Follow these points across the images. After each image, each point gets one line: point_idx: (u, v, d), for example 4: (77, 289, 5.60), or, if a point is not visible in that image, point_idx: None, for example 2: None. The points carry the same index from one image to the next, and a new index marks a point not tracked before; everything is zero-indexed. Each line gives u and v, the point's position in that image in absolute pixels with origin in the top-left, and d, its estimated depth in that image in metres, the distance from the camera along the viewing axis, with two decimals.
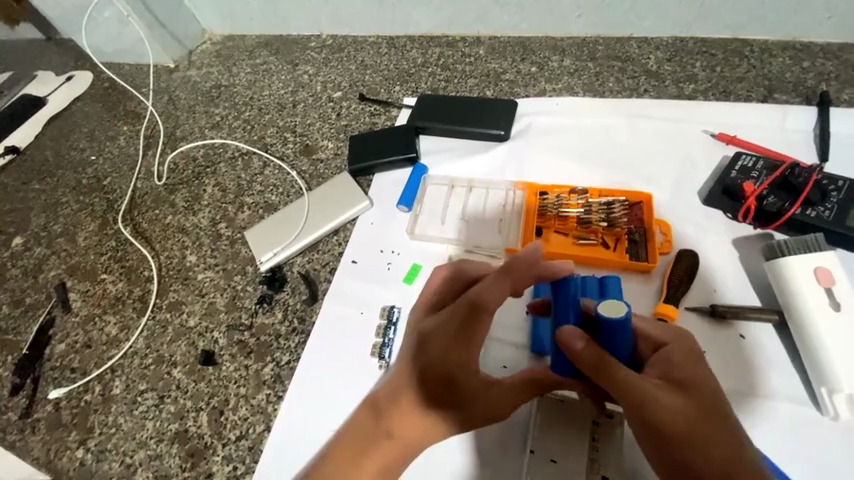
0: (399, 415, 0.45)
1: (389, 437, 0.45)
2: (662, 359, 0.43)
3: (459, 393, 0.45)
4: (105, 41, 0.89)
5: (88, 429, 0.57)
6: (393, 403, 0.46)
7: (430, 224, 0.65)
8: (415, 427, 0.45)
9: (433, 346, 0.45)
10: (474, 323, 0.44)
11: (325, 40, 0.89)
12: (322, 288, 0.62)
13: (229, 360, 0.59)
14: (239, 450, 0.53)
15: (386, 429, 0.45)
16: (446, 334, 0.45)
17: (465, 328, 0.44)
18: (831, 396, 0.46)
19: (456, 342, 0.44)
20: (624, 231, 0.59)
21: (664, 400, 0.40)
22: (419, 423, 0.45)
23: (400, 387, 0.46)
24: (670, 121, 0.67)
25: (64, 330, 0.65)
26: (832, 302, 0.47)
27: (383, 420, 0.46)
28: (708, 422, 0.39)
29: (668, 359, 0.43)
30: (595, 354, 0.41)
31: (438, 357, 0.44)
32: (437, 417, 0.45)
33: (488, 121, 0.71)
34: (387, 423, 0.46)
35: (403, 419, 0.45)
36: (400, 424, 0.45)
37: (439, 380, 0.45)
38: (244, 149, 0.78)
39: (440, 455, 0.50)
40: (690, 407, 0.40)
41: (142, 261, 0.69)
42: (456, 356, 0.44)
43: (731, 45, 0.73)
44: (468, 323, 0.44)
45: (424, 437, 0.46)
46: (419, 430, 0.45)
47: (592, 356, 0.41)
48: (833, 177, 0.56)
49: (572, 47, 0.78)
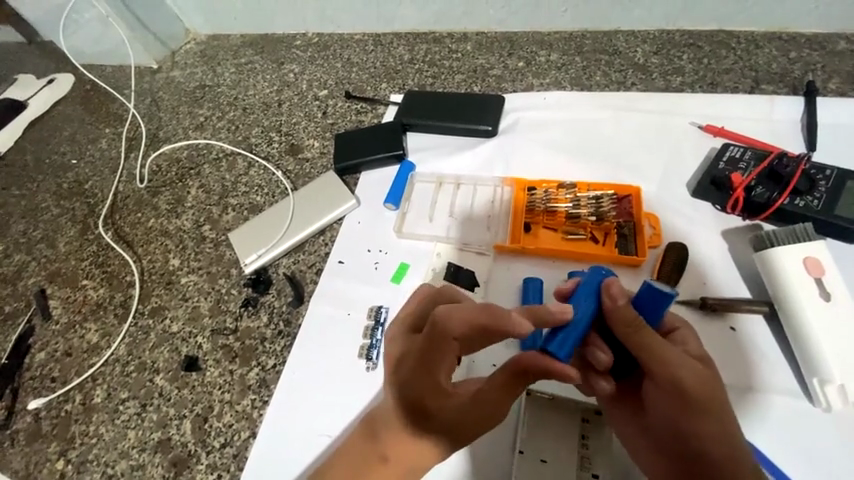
0: (393, 436, 0.43)
1: (386, 460, 0.43)
2: (682, 340, 0.44)
3: (440, 418, 0.42)
4: (87, 43, 0.88)
5: (68, 440, 0.55)
6: (385, 419, 0.43)
7: (418, 223, 0.64)
8: (408, 444, 0.43)
9: (404, 369, 0.42)
10: (437, 351, 0.42)
11: (311, 38, 0.88)
12: (308, 290, 0.61)
13: (214, 365, 0.58)
14: (224, 458, 0.52)
15: (383, 452, 0.43)
16: (412, 355, 0.42)
17: (432, 348, 0.42)
18: (822, 387, 0.46)
19: (424, 364, 0.42)
20: (613, 225, 0.58)
21: (682, 372, 0.40)
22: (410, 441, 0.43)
23: (391, 405, 0.44)
24: (658, 114, 0.66)
25: (45, 338, 0.63)
26: (822, 292, 0.47)
27: (379, 440, 0.43)
28: (718, 408, 0.40)
29: (687, 341, 0.44)
30: (634, 318, 0.40)
31: (411, 380, 0.42)
32: (427, 439, 0.43)
33: (475, 117, 0.70)
34: (383, 445, 0.43)
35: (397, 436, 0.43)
36: (395, 445, 0.43)
37: (415, 405, 0.42)
38: (228, 149, 0.77)
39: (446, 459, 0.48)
40: (699, 380, 0.40)
41: (124, 266, 0.67)
42: (427, 380, 0.42)
43: (717, 37, 0.72)
44: (430, 351, 0.42)
45: (420, 457, 0.43)
46: (414, 452, 0.43)
47: (629, 318, 0.40)
48: (821, 167, 0.55)
49: (559, 41, 0.77)
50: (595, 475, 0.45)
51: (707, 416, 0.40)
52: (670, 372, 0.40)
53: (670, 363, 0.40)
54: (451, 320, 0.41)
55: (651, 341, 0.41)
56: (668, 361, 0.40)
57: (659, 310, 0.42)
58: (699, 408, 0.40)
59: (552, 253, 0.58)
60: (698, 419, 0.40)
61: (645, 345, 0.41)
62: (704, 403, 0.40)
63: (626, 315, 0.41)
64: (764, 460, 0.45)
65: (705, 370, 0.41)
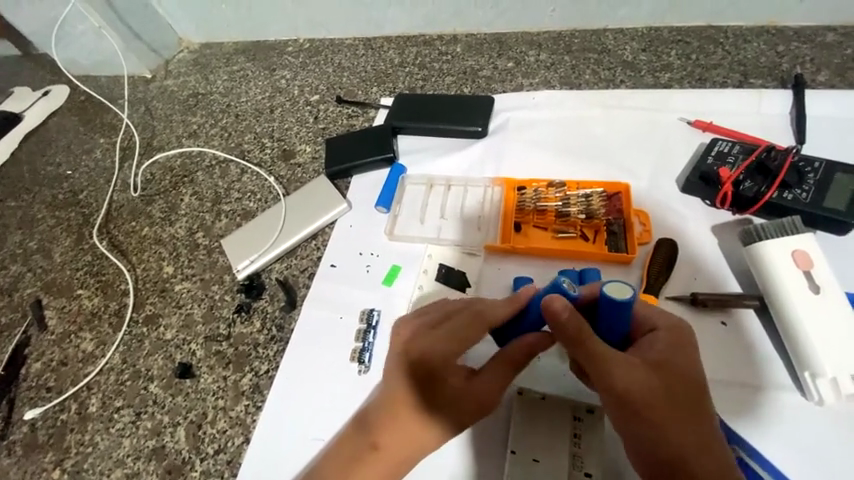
0: (383, 423, 0.45)
1: (375, 448, 0.44)
2: (652, 341, 0.42)
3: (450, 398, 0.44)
4: (81, 54, 0.88)
5: (64, 450, 0.56)
6: (374, 412, 0.46)
7: (409, 225, 0.64)
8: (397, 428, 0.44)
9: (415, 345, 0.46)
10: (474, 330, 0.47)
11: (302, 44, 0.88)
12: (300, 294, 0.61)
13: (207, 371, 0.58)
14: (218, 464, 0.52)
15: (373, 439, 0.45)
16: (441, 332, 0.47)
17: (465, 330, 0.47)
18: (815, 380, 0.46)
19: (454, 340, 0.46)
20: (603, 222, 0.58)
21: (620, 375, 0.39)
22: (399, 424, 0.44)
23: (383, 394, 0.46)
24: (647, 111, 0.66)
25: (40, 348, 0.63)
26: (811, 284, 0.47)
27: (370, 429, 0.45)
28: (659, 411, 0.39)
29: (657, 343, 0.42)
30: (576, 326, 0.39)
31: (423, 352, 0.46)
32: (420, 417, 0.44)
33: (465, 118, 0.70)
34: (374, 434, 0.45)
35: (385, 426, 0.45)
36: (385, 431, 0.45)
37: (426, 376, 0.45)
38: (221, 156, 0.77)
39: (439, 458, 0.49)
40: (642, 383, 0.39)
41: (119, 275, 0.68)
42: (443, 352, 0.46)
43: (706, 32, 0.72)
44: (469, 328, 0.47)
45: (410, 434, 0.44)
46: (402, 435, 0.44)
47: (573, 329, 0.39)
48: (809, 160, 0.55)
49: (548, 41, 0.77)
50: (588, 474, 0.45)
51: (666, 428, 0.38)
52: (622, 382, 0.39)
53: (607, 368, 0.39)
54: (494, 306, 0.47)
55: (602, 351, 0.39)
56: (606, 366, 0.39)
57: (616, 314, 0.40)
58: (640, 410, 0.39)
59: (543, 252, 0.57)
60: (639, 423, 0.39)
61: (590, 348, 0.39)
62: (646, 407, 0.39)
63: (569, 330, 0.39)
64: (757, 456, 0.45)
65: (661, 379, 0.40)
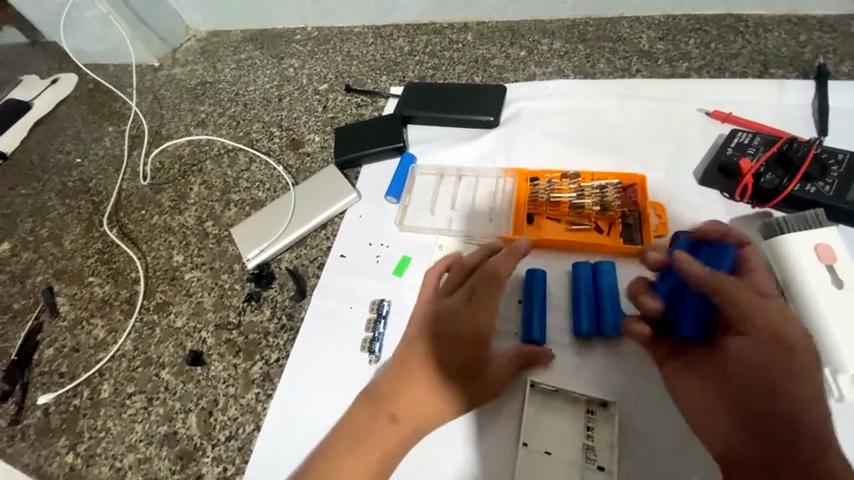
0: (397, 395, 0.48)
1: (393, 419, 0.48)
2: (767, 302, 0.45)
3: (472, 363, 0.49)
4: (89, 42, 0.88)
5: (76, 435, 0.56)
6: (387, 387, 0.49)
7: (419, 215, 0.63)
8: (412, 398, 0.48)
9: (441, 315, 0.52)
10: (487, 293, 0.52)
11: (311, 32, 0.87)
12: (311, 283, 0.61)
13: (218, 359, 0.58)
14: (229, 450, 0.52)
15: (391, 410, 0.48)
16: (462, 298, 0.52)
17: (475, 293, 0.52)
18: (835, 376, 0.45)
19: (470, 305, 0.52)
20: (617, 214, 0.57)
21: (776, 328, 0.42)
22: (419, 394, 0.48)
23: (407, 364, 0.50)
24: (664, 101, 0.65)
25: (52, 334, 0.63)
26: (834, 279, 0.45)
27: (386, 402, 0.48)
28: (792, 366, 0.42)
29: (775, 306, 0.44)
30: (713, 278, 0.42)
31: (452, 321, 0.51)
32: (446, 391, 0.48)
33: (477, 107, 0.69)
34: (390, 404, 0.48)
35: (399, 398, 0.48)
36: (402, 402, 0.48)
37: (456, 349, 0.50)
38: (229, 145, 0.76)
39: (450, 449, 0.48)
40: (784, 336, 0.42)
41: (129, 263, 0.67)
42: (469, 324, 0.51)
43: (724, 21, 0.71)
44: (479, 293, 0.52)
45: (431, 407, 0.48)
46: (418, 409, 0.48)
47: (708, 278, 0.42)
48: (833, 151, 0.54)
49: (561, 29, 0.76)
50: (600, 468, 0.44)
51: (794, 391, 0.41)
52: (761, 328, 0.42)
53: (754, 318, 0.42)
54: (499, 263, 0.53)
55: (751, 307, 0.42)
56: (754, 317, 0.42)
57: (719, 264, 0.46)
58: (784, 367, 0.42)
59: (558, 244, 0.57)
60: (781, 371, 0.42)
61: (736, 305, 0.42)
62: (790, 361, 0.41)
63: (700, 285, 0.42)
64: None
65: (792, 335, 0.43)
